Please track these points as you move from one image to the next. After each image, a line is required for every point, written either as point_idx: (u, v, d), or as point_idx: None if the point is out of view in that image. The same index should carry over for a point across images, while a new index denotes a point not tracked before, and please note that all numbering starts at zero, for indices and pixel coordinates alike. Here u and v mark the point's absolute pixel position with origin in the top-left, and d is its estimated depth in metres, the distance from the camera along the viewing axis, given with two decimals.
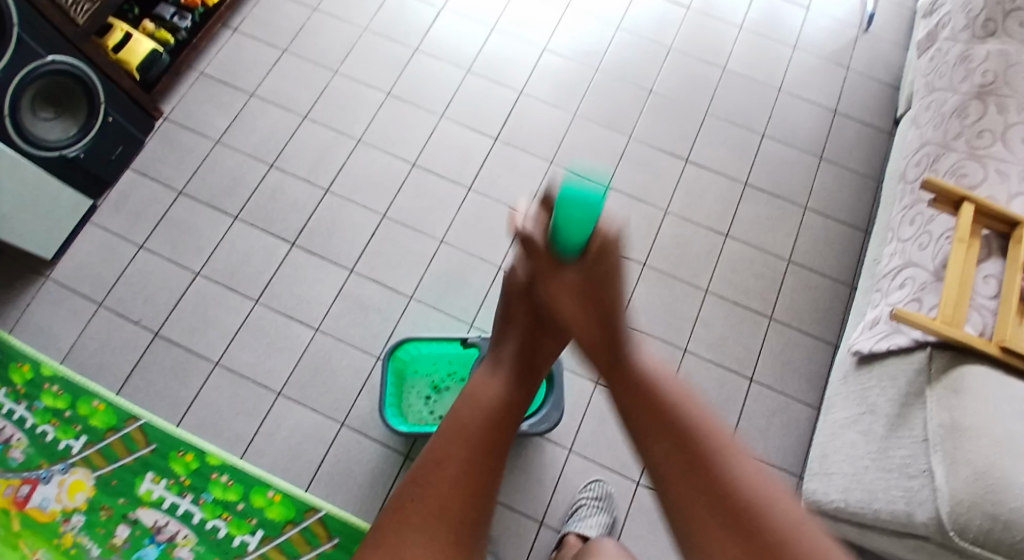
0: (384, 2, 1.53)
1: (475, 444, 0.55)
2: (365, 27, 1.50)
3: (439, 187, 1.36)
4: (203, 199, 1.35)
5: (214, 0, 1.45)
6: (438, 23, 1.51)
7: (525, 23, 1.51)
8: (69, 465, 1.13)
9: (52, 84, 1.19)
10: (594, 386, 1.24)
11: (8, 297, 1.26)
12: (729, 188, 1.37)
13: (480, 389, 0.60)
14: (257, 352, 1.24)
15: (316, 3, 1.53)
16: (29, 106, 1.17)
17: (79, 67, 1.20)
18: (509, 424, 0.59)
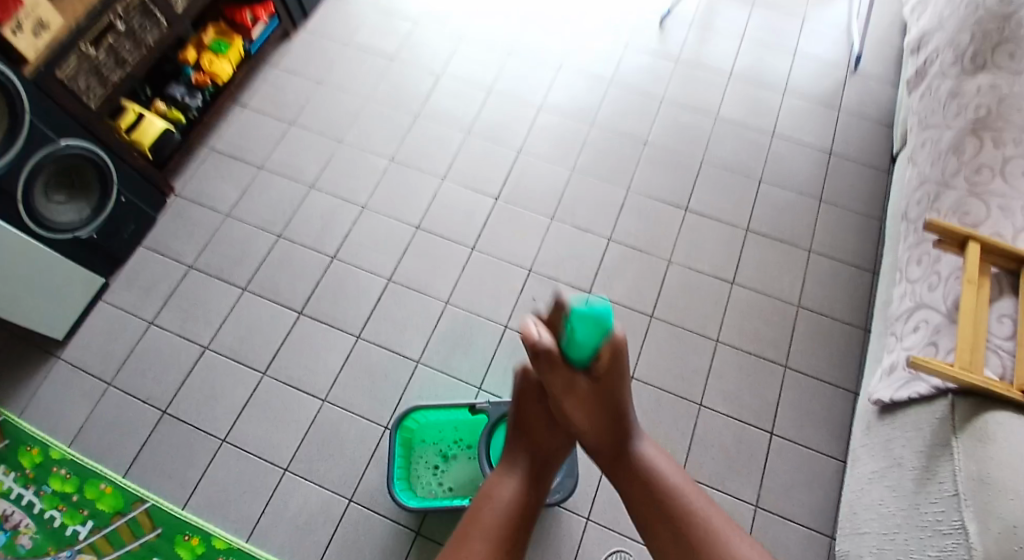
0: (382, 74, 1.58)
1: (506, 531, 0.70)
2: (365, 97, 1.55)
3: (442, 250, 1.36)
4: (210, 273, 1.36)
5: (225, 79, 1.50)
6: (435, 89, 1.55)
7: (520, 84, 1.54)
8: (75, 552, 1.11)
9: (67, 167, 1.23)
10: None
11: (20, 380, 1.27)
12: (733, 234, 1.36)
13: (497, 487, 0.74)
14: (263, 426, 1.22)
15: (317, 78, 1.58)
16: (44, 190, 1.20)
17: (94, 150, 1.23)
18: (523, 521, 0.72)
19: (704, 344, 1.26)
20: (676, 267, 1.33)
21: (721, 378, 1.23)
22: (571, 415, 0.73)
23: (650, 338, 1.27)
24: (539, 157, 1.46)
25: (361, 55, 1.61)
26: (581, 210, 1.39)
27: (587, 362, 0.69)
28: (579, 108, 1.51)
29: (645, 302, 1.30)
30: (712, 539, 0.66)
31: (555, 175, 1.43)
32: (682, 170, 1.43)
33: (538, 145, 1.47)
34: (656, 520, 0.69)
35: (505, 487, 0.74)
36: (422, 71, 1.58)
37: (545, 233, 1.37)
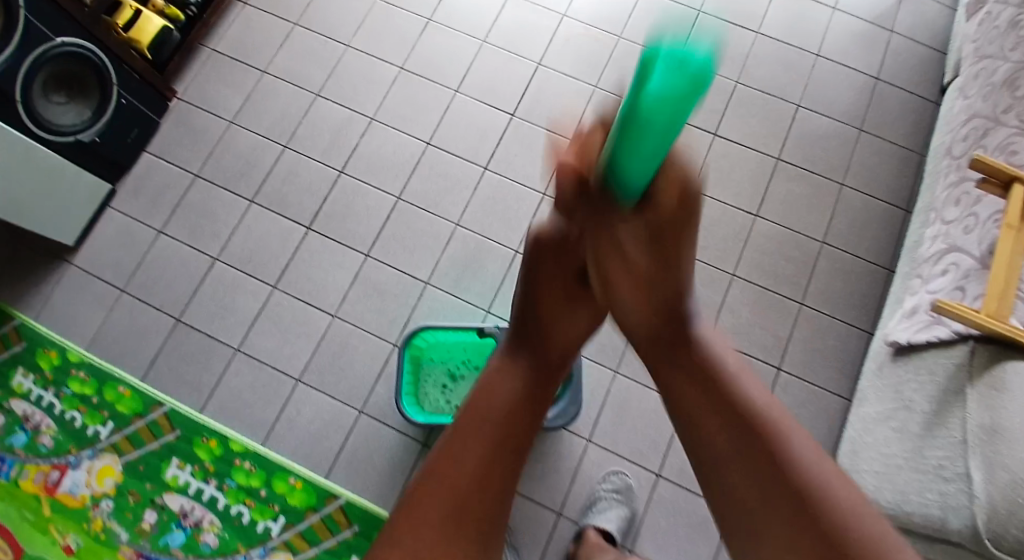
0: None
1: (511, 436, 0.51)
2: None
3: (455, 167, 1.31)
4: (218, 182, 1.33)
5: None
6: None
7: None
8: (97, 451, 1.16)
9: (65, 68, 1.17)
10: (614, 374, 1.20)
11: (32, 284, 1.27)
12: (761, 163, 1.30)
13: (495, 382, 0.55)
14: (275, 339, 1.23)
15: None
16: (42, 90, 1.15)
17: (91, 49, 1.17)
18: (525, 416, 0.54)
19: (720, 276, 1.24)
20: None
21: (734, 312, 1.22)
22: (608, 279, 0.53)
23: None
24: (560, 71, 1.37)
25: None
26: None
27: (643, 194, 0.44)
28: (607, 17, 1.40)
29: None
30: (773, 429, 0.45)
31: (577, 92, 1.36)
32: (712, 92, 1.35)
33: (560, 58, 1.38)
34: (731, 439, 0.46)
35: (506, 380, 0.55)
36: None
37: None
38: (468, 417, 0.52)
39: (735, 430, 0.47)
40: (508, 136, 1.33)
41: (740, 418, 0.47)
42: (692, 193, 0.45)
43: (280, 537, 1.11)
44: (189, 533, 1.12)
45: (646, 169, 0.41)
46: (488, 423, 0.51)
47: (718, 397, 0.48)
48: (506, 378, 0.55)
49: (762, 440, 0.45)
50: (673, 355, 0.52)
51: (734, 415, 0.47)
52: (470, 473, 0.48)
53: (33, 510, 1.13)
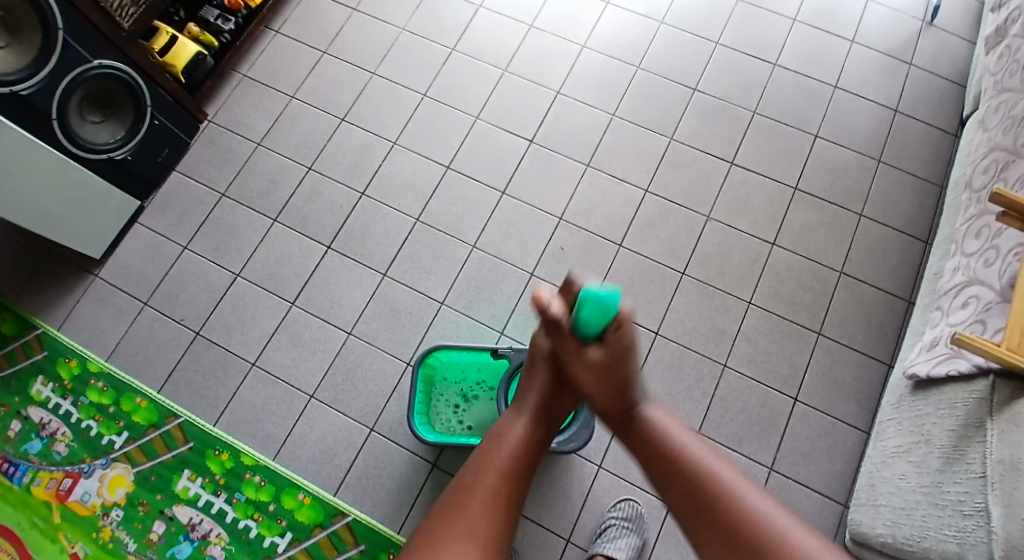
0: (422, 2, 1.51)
1: (514, 478, 0.69)
2: (402, 27, 1.49)
3: (473, 190, 1.34)
4: (243, 201, 1.36)
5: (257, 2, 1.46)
6: (475, 21, 1.48)
7: (565, 20, 1.46)
8: (110, 460, 1.18)
9: (102, 90, 1.22)
10: None
11: (59, 295, 1.31)
12: (778, 193, 1.30)
13: (507, 429, 0.74)
14: (291, 354, 1.24)
15: (354, 4, 1.52)
16: (78, 110, 1.20)
17: (127, 71, 1.22)
18: (528, 461, 0.72)
19: (735, 305, 1.23)
20: (713, 223, 1.29)
21: (750, 341, 1.21)
22: (581, 380, 0.74)
23: (679, 295, 1.24)
24: (578, 99, 1.40)
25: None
26: (619, 158, 1.34)
27: (598, 334, 0.72)
28: (625, 48, 1.43)
29: (678, 258, 1.26)
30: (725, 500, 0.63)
31: (594, 121, 1.38)
32: (730, 121, 1.36)
33: (579, 86, 1.41)
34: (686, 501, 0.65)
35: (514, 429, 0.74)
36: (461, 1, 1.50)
37: (579, 181, 1.33)
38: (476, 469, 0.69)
39: (671, 475, 0.67)
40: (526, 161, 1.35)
41: (678, 470, 0.66)
42: (632, 337, 0.71)
43: (286, 553, 1.11)
44: (196, 545, 1.13)
45: (591, 326, 0.70)
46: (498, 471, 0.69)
47: (678, 473, 0.66)
48: (517, 425, 0.75)
49: (689, 489, 0.65)
50: (631, 429, 0.72)
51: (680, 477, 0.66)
52: (478, 506, 0.65)
53: (44, 516, 1.14)
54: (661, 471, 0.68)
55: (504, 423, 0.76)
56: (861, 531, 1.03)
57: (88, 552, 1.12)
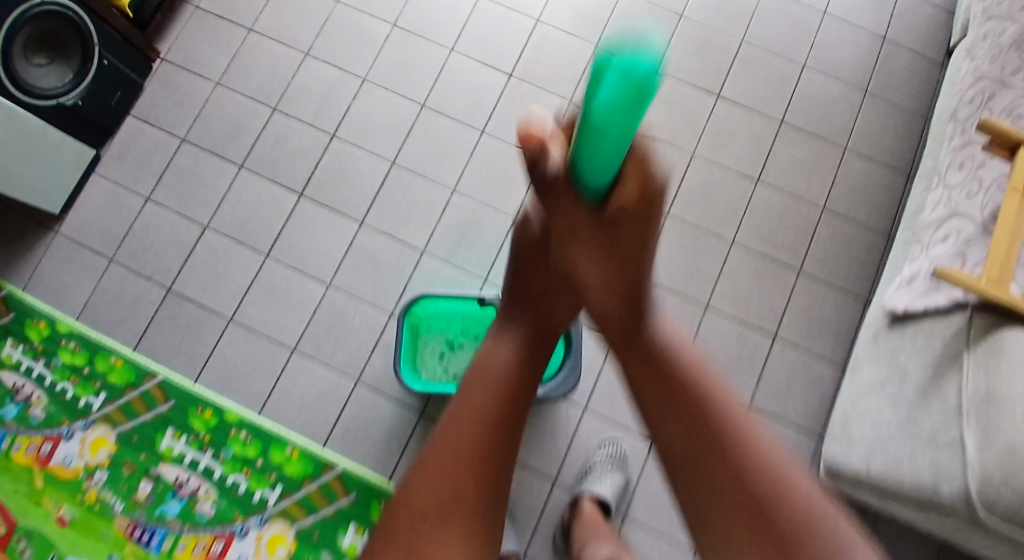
0: None
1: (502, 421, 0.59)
2: None
3: (450, 131, 1.28)
4: (206, 147, 1.29)
5: None
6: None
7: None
8: (90, 423, 1.16)
9: (44, 28, 1.14)
10: None
11: (20, 253, 1.25)
12: (763, 126, 1.27)
13: (490, 356, 0.64)
14: (270, 308, 1.21)
15: None
16: (22, 51, 1.13)
17: (71, 9, 1.12)
18: (519, 391, 0.62)
19: (719, 243, 1.22)
20: (698, 160, 1.26)
21: (733, 280, 1.20)
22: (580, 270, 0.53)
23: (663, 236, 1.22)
24: (558, 30, 1.33)
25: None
26: None
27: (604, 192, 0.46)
28: None
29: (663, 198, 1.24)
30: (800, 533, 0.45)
31: (575, 54, 1.32)
32: (716, 51, 1.31)
33: (558, 15, 1.33)
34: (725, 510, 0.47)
35: (500, 351, 0.64)
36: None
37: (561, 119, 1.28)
38: (455, 416, 0.59)
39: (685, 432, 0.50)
40: (504, 99, 1.29)
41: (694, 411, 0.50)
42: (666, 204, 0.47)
43: (276, 506, 1.12)
44: (185, 503, 1.13)
45: None
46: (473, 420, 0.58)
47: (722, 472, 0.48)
48: (499, 353, 0.64)
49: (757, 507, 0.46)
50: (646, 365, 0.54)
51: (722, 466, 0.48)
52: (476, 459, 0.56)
53: (26, 481, 1.13)
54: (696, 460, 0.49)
55: (486, 353, 0.65)
56: (833, 464, 1.05)
57: (75, 513, 1.12)
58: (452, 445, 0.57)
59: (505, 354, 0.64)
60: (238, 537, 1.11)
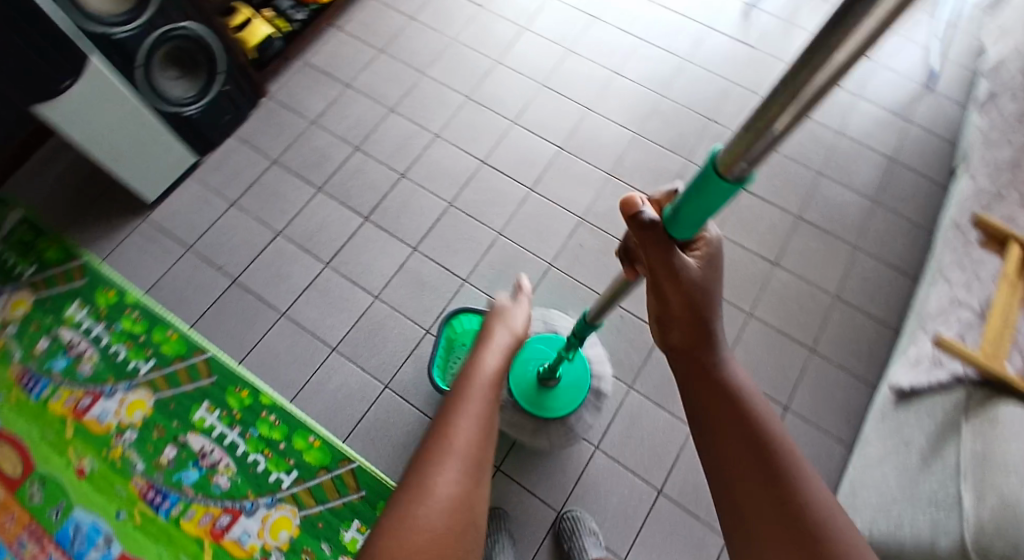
0: (474, 18, 1.67)
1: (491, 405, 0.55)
2: (454, 38, 1.64)
3: (505, 185, 1.45)
4: (292, 169, 1.47)
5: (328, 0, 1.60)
6: (521, 41, 1.63)
7: (600, 49, 1.62)
8: (132, 385, 1.23)
9: (184, 50, 1.34)
10: (629, 390, 1.27)
11: (108, 232, 1.39)
12: (782, 220, 1.41)
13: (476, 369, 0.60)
14: (319, 309, 1.32)
15: (414, 13, 1.68)
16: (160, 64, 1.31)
17: (209, 38, 1.34)
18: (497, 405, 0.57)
19: (737, 314, 1.32)
20: (723, 239, 1.39)
21: (748, 348, 1.29)
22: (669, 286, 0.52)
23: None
24: (608, 118, 1.53)
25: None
26: (639, 172, 1.46)
27: None
28: (654, 78, 1.58)
29: None
30: (796, 516, 0.47)
31: (621, 138, 1.50)
32: None
33: (609, 106, 1.54)
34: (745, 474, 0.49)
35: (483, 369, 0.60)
36: (508, 22, 1.66)
37: (604, 188, 1.44)
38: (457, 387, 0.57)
39: (739, 446, 0.49)
40: (555, 165, 1.47)
41: (743, 427, 0.50)
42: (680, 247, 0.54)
43: (289, 490, 1.15)
44: (203, 473, 1.17)
45: None
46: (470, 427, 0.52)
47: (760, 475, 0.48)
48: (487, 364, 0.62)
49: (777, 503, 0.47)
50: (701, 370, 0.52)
51: (743, 444, 0.49)
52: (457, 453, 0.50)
53: (58, 429, 1.19)
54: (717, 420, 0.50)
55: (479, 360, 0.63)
56: None
57: (94, 466, 1.16)
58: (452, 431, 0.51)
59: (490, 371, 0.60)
60: (245, 515, 1.13)
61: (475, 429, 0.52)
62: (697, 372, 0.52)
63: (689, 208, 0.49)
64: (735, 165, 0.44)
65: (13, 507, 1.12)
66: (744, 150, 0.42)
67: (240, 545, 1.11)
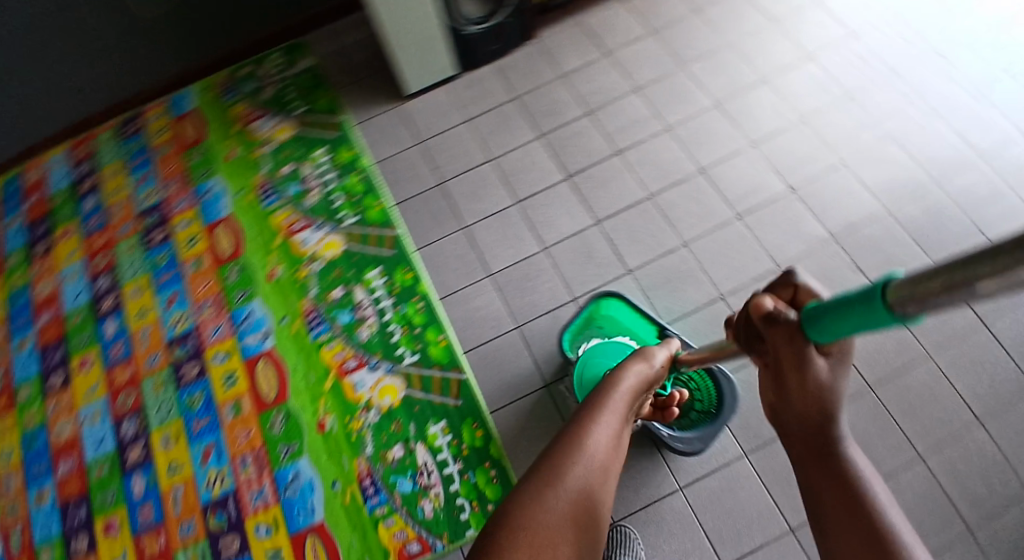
0: (759, 30, 1.57)
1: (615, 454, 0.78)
2: (730, 42, 1.56)
3: (712, 202, 1.39)
4: (531, 108, 1.56)
5: None
6: (800, 70, 1.50)
7: (880, 105, 1.42)
8: (333, 228, 1.47)
9: None
10: (743, 456, 1.15)
11: (367, 106, 1.62)
12: (1014, 375, 1.15)
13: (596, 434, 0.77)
14: (494, 237, 1.43)
15: (701, 6, 1.62)
16: None
17: None
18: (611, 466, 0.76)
19: (900, 442, 1.13)
20: (927, 360, 1.18)
21: (894, 485, 1.10)
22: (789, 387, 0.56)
23: (851, 404, 1.17)
24: (858, 177, 1.36)
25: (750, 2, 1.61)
26: (861, 249, 1.29)
27: None
28: (928, 156, 1.35)
29: (873, 372, 1.19)
30: None
31: (859, 205, 1.33)
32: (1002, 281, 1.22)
33: (863, 166, 1.37)
34: (846, 540, 0.55)
35: (600, 432, 0.78)
36: (794, 45, 1.53)
37: (818, 251, 1.31)
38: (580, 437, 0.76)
39: (843, 511, 0.56)
40: (773, 206, 1.37)
41: (853, 504, 0.56)
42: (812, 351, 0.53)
43: (406, 367, 1.31)
44: (352, 320, 1.37)
45: None
46: (597, 464, 0.74)
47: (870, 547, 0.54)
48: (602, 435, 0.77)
49: None
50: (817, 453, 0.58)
51: (848, 515, 0.56)
52: (578, 493, 0.70)
53: (270, 237, 1.49)
54: (822, 492, 0.58)
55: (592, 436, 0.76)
56: None
57: (282, 275, 1.43)
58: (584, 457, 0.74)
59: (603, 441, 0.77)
60: (366, 368, 1.31)
61: (598, 466, 0.74)
62: (816, 455, 0.58)
63: (829, 317, 0.46)
64: (900, 296, 0.40)
65: (219, 280, 1.45)
66: (911, 293, 0.39)
67: (353, 389, 1.29)
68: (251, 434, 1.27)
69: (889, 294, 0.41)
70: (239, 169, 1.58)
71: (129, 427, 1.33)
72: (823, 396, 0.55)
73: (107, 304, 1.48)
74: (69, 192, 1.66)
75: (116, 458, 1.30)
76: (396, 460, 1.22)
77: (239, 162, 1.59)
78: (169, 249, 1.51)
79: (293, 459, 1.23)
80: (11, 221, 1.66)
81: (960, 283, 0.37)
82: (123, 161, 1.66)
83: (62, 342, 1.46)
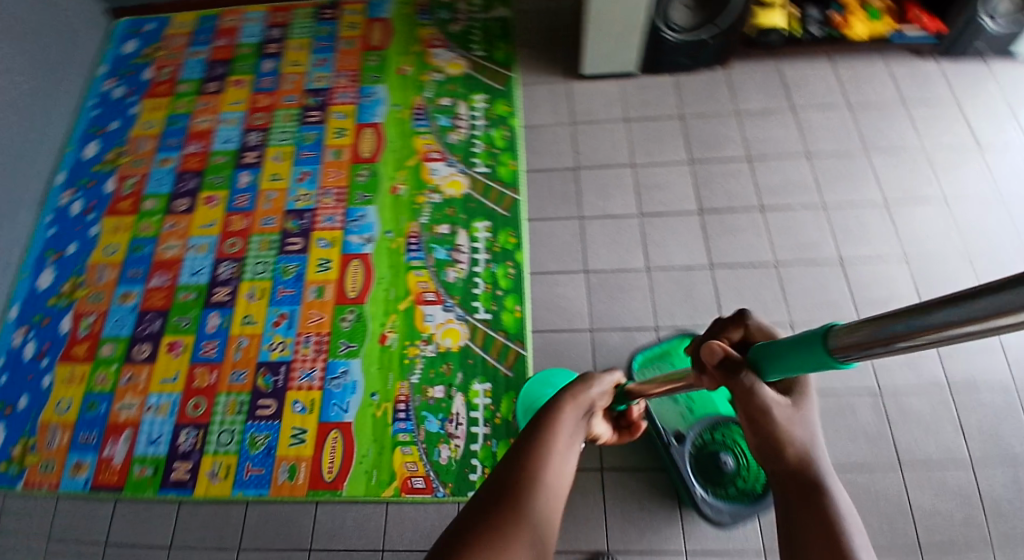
0: (964, 147, 1.47)
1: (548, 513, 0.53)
2: (927, 147, 1.48)
3: (839, 298, 1.33)
4: (693, 132, 1.53)
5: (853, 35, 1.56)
6: (989, 202, 1.41)
7: None
8: (464, 170, 1.53)
9: None
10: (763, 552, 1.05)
11: (540, 70, 1.65)
12: None
13: (531, 479, 0.54)
14: (606, 238, 1.42)
15: (912, 100, 1.54)
16: None
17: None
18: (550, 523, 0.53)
19: None
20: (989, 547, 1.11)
21: None
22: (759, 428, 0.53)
23: (890, 555, 1.12)
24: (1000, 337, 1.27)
25: (962, 120, 1.51)
26: (972, 410, 1.22)
27: None
28: None
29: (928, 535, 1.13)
30: None
31: (990, 363, 1.25)
32: None
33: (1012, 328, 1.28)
34: None
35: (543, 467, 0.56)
36: (992, 180, 1.43)
37: (925, 391, 1.24)
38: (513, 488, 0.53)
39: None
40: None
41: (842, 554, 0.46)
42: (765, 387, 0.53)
43: (475, 320, 1.33)
44: (446, 259, 1.41)
45: None
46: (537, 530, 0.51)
47: None
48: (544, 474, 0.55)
49: None
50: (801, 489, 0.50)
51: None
52: None
53: (406, 155, 1.56)
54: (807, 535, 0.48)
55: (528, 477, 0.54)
56: None
57: (403, 193, 1.51)
58: (520, 524, 0.51)
59: (544, 484, 0.54)
60: (441, 306, 1.35)
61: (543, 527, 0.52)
62: (800, 490, 0.50)
63: (783, 354, 0.51)
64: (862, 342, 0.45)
65: (350, 176, 1.54)
66: (860, 336, 0.45)
67: (423, 320, 1.34)
68: (323, 320, 1.36)
69: (836, 337, 0.47)
70: (405, 86, 1.67)
71: (226, 270, 1.44)
72: (793, 434, 0.52)
73: (250, 158, 1.61)
74: (255, 48, 1.80)
75: (205, 291, 1.41)
76: (434, 399, 1.25)
77: (408, 80, 1.68)
78: (320, 131, 1.62)
79: (348, 356, 1.31)
80: (197, 53, 1.82)
81: (900, 329, 0.43)
82: (310, 40, 1.79)
83: (200, 174, 1.60)
